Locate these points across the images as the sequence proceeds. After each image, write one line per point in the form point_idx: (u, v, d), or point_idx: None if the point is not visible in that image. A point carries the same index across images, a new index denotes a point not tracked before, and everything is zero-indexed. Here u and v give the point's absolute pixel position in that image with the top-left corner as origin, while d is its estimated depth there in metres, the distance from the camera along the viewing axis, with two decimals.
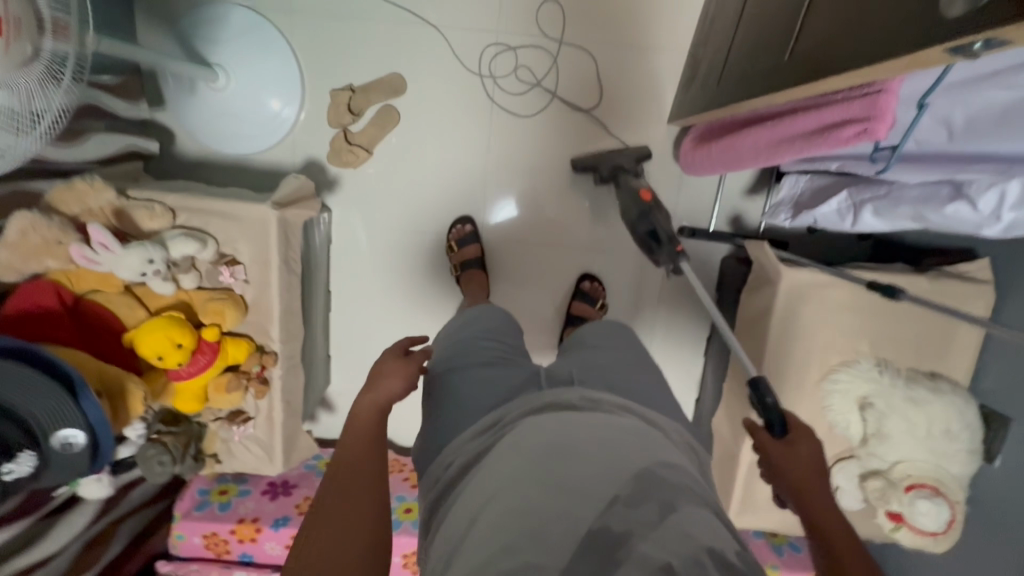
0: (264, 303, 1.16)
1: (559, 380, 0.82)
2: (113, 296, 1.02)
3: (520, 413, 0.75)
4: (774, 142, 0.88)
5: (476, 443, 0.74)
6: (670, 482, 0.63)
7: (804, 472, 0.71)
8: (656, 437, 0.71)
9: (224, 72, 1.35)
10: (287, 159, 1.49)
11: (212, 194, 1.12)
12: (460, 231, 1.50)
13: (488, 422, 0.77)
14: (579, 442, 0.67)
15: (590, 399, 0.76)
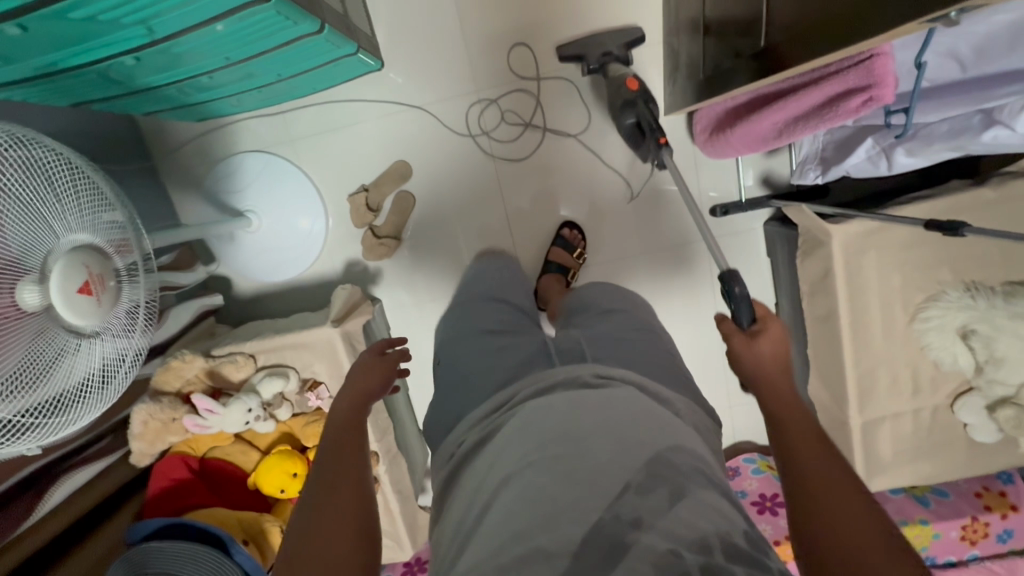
0: None
1: (571, 356, 0.88)
2: (229, 448, 1.14)
3: (526, 395, 0.80)
4: (787, 120, 0.86)
5: (484, 425, 0.81)
6: (687, 469, 0.65)
7: (772, 376, 0.74)
8: (673, 422, 0.74)
9: (255, 214, 1.49)
10: (330, 268, 1.60)
11: (280, 331, 1.23)
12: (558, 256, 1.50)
13: (497, 401, 0.83)
14: (589, 428, 0.69)
15: (598, 374, 0.81)
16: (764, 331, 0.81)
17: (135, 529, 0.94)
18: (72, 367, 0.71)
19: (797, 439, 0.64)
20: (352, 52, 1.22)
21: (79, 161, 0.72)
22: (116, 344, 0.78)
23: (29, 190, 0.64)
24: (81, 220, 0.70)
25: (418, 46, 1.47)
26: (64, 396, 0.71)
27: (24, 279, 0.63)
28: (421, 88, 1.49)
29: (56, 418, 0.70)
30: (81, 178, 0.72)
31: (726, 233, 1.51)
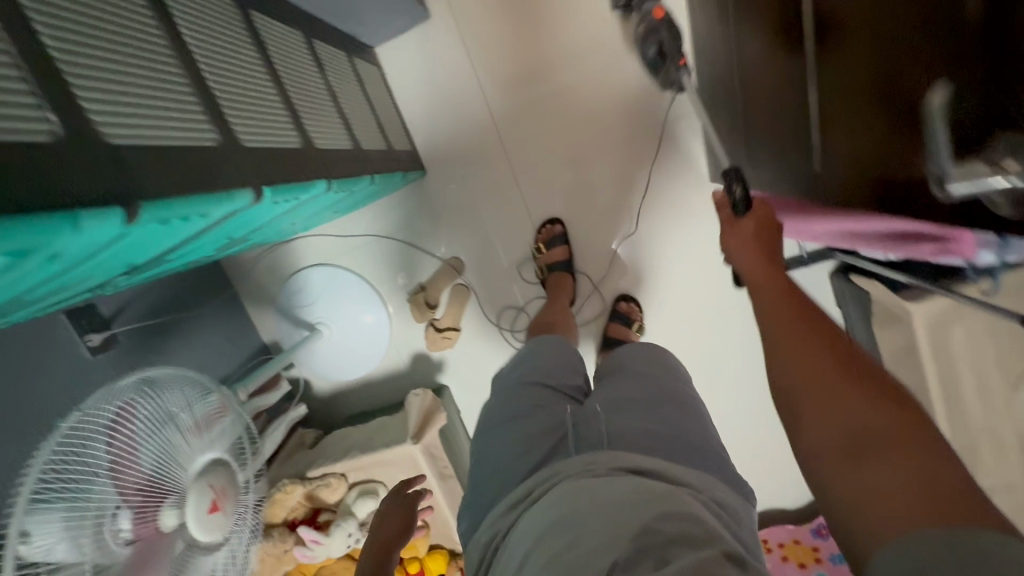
0: (440, 518, 1.31)
1: (589, 445, 0.87)
2: (334, 565, 1.23)
3: (540, 484, 0.83)
4: (843, 232, 0.84)
5: (509, 515, 0.83)
6: (670, 534, 0.66)
7: (749, 254, 0.75)
8: (680, 495, 0.75)
9: (326, 324, 1.60)
10: (399, 363, 1.69)
11: (364, 448, 1.31)
12: (550, 231, 1.53)
13: (517, 496, 0.84)
14: (584, 516, 0.71)
15: (609, 465, 0.81)
16: (748, 222, 0.80)
17: None
18: (210, 560, 0.81)
19: (829, 366, 0.55)
20: (399, 178, 1.27)
21: (202, 383, 0.85)
22: (239, 541, 0.87)
23: (163, 421, 0.76)
24: (207, 435, 0.82)
25: (460, 148, 1.57)
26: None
27: (166, 506, 0.73)
28: (466, 187, 1.58)
29: None
30: (193, 388, 0.83)
31: None
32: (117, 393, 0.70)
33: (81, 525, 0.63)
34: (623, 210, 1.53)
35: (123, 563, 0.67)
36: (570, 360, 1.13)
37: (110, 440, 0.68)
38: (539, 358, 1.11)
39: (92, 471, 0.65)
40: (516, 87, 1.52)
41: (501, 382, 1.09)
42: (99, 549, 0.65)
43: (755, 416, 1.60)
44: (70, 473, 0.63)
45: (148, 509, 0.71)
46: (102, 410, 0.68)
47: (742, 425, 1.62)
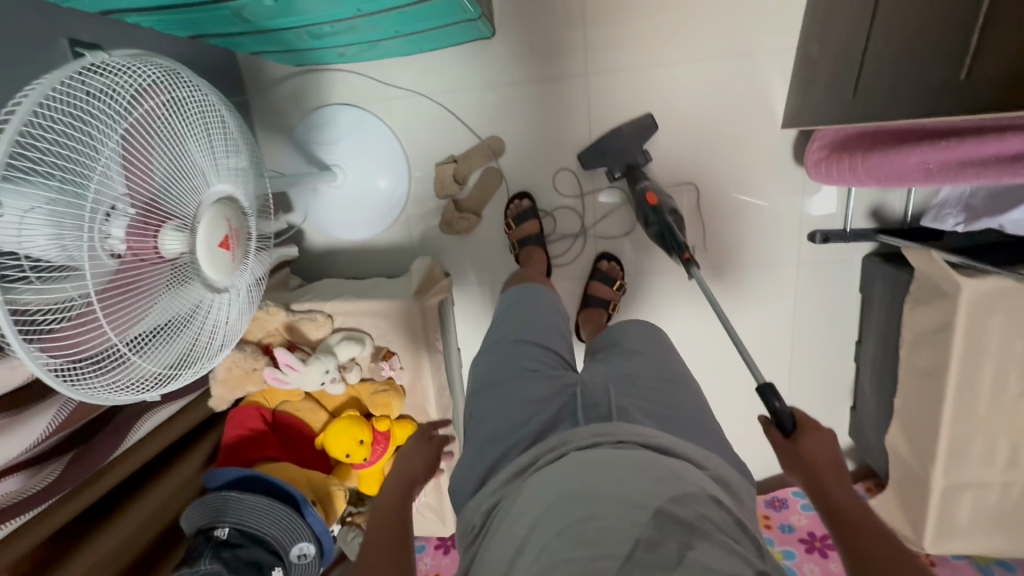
0: (419, 388, 1.23)
1: (597, 415, 0.81)
2: (300, 403, 1.14)
3: (546, 453, 0.77)
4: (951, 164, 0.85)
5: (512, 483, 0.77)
6: (688, 519, 0.64)
7: (822, 458, 0.80)
8: (688, 470, 0.72)
9: (341, 169, 1.46)
10: (403, 236, 1.57)
11: (359, 295, 1.21)
12: (520, 206, 1.48)
13: (524, 462, 0.78)
14: (586, 486, 0.67)
15: (617, 439, 0.75)
16: (803, 446, 0.82)
17: (217, 475, 0.96)
18: (211, 308, 0.72)
19: (823, 467, 0.78)
20: (474, 14, 1.14)
21: (230, 116, 0.72)
22: (240, 303, 0.78)
23: (184, 133, 0.63)
24: (224, 170, 0.70)
25: (527, 17, 1.39)
26: (185, 344, 0.70)
27: (168, 225, 0.62)
28: (528, 63, 1.42)
29: (202, 355, 0.73)
30: (212, 113, 0.69)
31: (822, 261, 1.44)
32: (131, 77, 0.58)
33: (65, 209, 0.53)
34: (679, 139, 1.41)
35: (110, 272, 0.58)
36: (560, 322, 1.08)
37: (117, 125, 0.56)
38: (529, 315, 1.06)
39: (88, 150, 0.54)
40: None
41: (498, 338, 1.03)
42: (86, 251, 0.55)
43: (741, 383, 1.59)
44: (60, 143, 0.52)
45: (147, 224, 0.60)
46: (108, 90, 0.56)
47: (728, 389, 1.60)
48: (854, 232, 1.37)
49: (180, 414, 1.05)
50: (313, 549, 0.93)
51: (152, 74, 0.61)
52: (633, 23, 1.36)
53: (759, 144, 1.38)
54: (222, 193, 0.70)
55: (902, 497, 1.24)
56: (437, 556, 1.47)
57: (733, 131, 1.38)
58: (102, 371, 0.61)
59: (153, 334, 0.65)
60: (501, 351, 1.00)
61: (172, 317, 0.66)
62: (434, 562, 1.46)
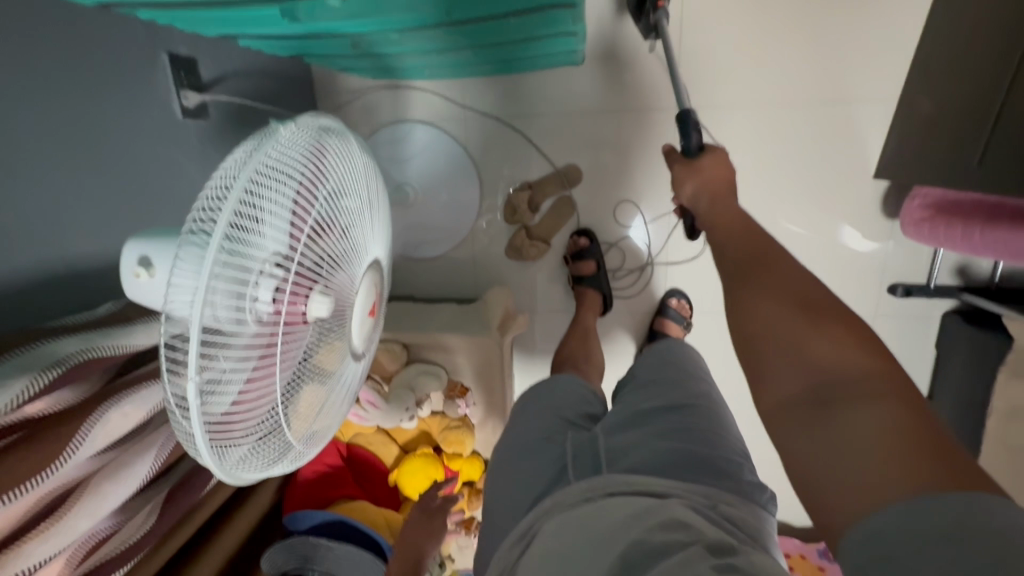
0: (491, 423, 1.20)
1: (586, 468, 0.79)
2: (372, 437, 1.12)
3: (537, 517, 0.75)
4: None
5: (512, 553, 0.73)
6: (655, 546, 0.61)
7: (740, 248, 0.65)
8: (680, 509, 0.67)
9: (412, 187, 1.41)
10: (466, 258, 1.53)
11: (436, 326, 1.17)
12: (576, 244, 1.44)
13: (522, 530, 0.75)
14: (570, 545, 0.65)
15: (605, 491, 0.73)
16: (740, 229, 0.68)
17: (301, 518, 0.93)
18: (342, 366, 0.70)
19: (756, 261, 0.61)
20: (577, 45, 1.10)
21: (372, 174, 0.71)
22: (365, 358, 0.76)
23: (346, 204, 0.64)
24: (365, 226, 0.68)
25: (616, 43, 1.33)
26: (313, 403, 0.68)
27: (314, 289, 0.60)
28: (613, 91, 1.37)
29: (328, 410, 0.72)
30: (357, 168, 0.67)
31: (898, 315, 1.40)
32: (289, 139, 0.57)
33: (230, 280, 0.52)
34: (763, 178, 1.36)
35: (266, 341, 0.56)
36: (572, 387, 1.00)
37: (282, 191, 0.55)
38: (549, 395, 0.98)
39: (267, 226, 0.54)
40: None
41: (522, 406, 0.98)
42: (238, 320, 0.53)
43: None
44: (246, 220, 0.52)
45: (297, 288, 0.58)
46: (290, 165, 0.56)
47: None
48: (939, 289, 1.33)
49: None
50: None
51: (324, 147, 0.61)
52: (725, 58, 1.30)
53: (846, 192, 1.34)
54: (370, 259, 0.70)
55: None
56: None
57: (821, 177, 1.34)
58: (245, 438, 0.59)
59: (290, 395, 0.63)
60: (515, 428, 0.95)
61: (308, 385, 0.65)
62: None
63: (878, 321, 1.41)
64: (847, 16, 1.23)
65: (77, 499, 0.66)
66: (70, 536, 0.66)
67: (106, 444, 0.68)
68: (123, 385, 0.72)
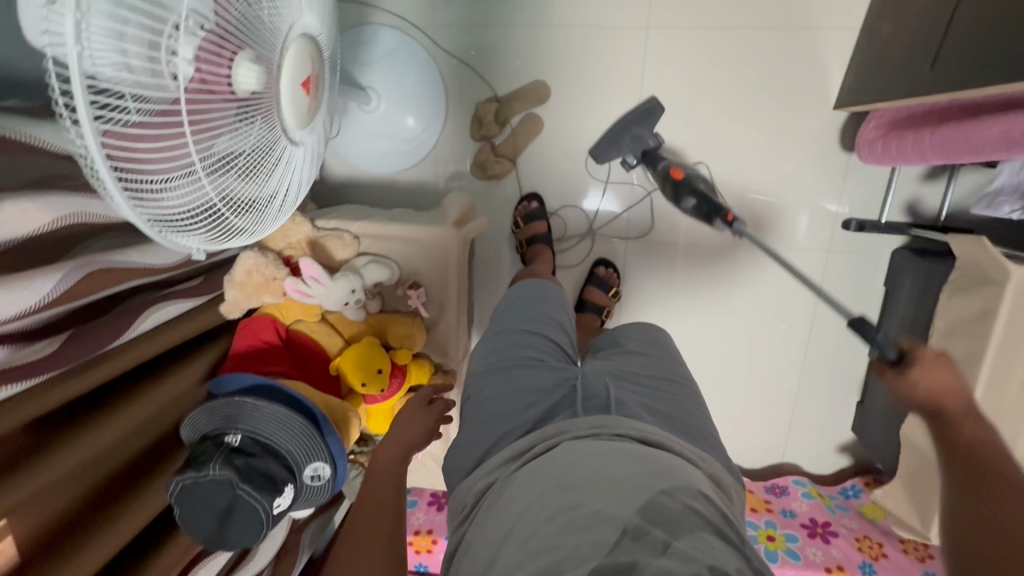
0: (444, 323, 1.17)
1: (595, 405, 0.82)
2: (316, 325, 1.05)
3: (541, 441, 0.78)
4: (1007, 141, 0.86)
5: (510, 466, 0.77)
6: (676, 512, 0.62)
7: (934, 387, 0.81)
8: (672, 459, 0.72)
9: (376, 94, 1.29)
10: (431, 177, 1.49)
11: (391, 219, 1.13)
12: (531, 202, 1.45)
13: (521, 448, 0.79)
14: (580, 474, 0.68)
15: (615, 431, 0.76)
16: (913, 376, 0.82)
17: (227, 381, 0.87)
18: (286, 162, 0.67)
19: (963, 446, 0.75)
20: None
21: None
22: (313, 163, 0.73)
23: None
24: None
25: None
26: (256, 197, 0.66)
27: (244, 53, 0.54)
28: (586, 9, 1.35)
29: (277, 208, 0.70)
30: None
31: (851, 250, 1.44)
32: None
33: (141, 18, 0.47)
34: (729, 108, 1.37)
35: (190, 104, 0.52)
36: (562, 314, 1.04)
37: None
38: (524, 306, 1.04)
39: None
40: None
41: (499, 326, 1.03)
42: (154, 68, 0.48)
43: (754, 368, 1.58)
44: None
45: (224, 47, 0.53)
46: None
47: (740, 373, 1.58)
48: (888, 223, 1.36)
49: (194, 313, 0.96)
50: (330, 471, 0.86)
51: None
52: None
53: (806, 125, 1.36)
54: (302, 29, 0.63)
55: (918, 485, 1.25)
56: (432, 511, 1.39)
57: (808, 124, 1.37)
58: (178, 213, 0.57)
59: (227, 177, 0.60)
60: (500, 337, 0.99)
61: (247, 169, 0.62)
62: (428, 521, 1.37)
63: (831, 258, 1.45)
64: None
65: None
66: None
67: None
68: (28, 187, 0.65)
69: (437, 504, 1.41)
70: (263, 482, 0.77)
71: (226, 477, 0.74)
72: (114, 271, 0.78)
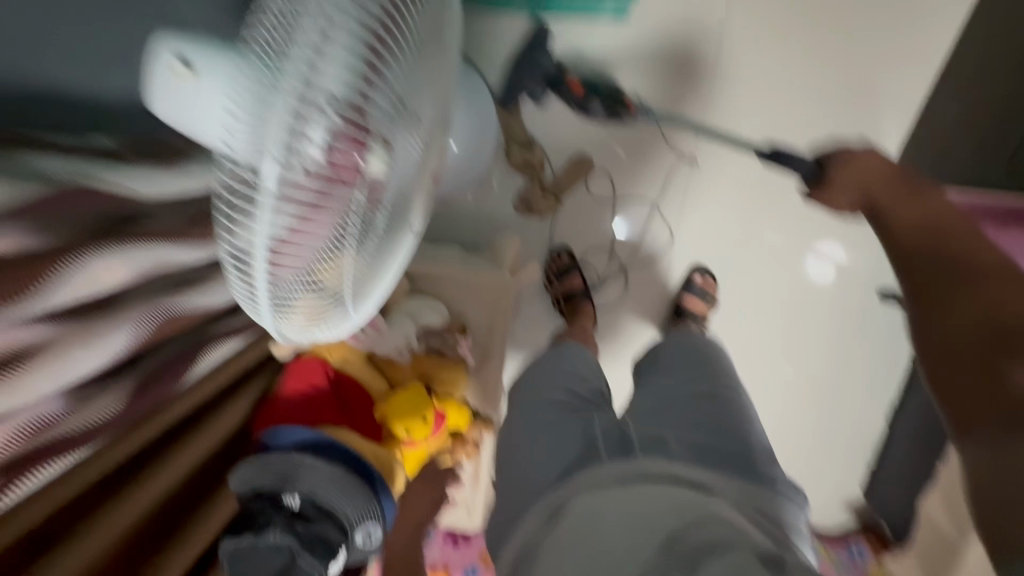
0: (488, 369, 1.15)
1: (620, 451, 0.79)
2: (362, 367, 1.03)
3: (571, 483, 0.77)
4: None
5: (537, 524, 0.77)
6: (700, 544, 0.62)
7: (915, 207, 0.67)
8: (717, 507, 0.70)
9: None
10: (472, 205, 1.46)
11: (445, 261, 1.11)
12: (558, 262, 1.45)
13: (549, 503, 0.77)
14: (610, 536, 0.67)
15: (644, 474, 0.74)
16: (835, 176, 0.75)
17: (282, 433, 0.84)
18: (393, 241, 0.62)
19: None
20: None
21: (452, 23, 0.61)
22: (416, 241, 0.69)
23: (421, 49, 0.55)
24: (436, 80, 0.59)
25: None
26: (361, 280, 0.61)
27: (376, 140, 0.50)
28: None
29: (377, 290, 0.65)
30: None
31: (884, 318, 1.46)
32: None
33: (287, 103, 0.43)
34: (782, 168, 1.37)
35: (320, 193, 0.47)
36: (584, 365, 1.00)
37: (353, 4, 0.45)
38: (558, 368, 0.98)
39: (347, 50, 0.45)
40: None
41: (520, 385, 0.98)
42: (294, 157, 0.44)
43: (773, 423, 1.58)
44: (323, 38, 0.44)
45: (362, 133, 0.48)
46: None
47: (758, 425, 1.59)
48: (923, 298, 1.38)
49: (240, 351, 0.92)
50: (381, 533, 0.84)
51: None
52: None
53: None
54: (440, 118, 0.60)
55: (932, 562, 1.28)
56: (448, 547, 1.38)
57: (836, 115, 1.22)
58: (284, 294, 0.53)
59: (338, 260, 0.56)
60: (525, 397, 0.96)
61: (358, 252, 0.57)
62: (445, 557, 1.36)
63: (863, 323, 1.46)
64: None
65: (36, 358, 0.53)
66: (23, 400, 0.52)
67: (79, 298, 0.57)
68: (107, 235, 0.60)
69: (453, 540, 1.40)
70: (320, 549, 0.74)
71: (286, 544, 0.72)
72: (176, 315, 0.73)
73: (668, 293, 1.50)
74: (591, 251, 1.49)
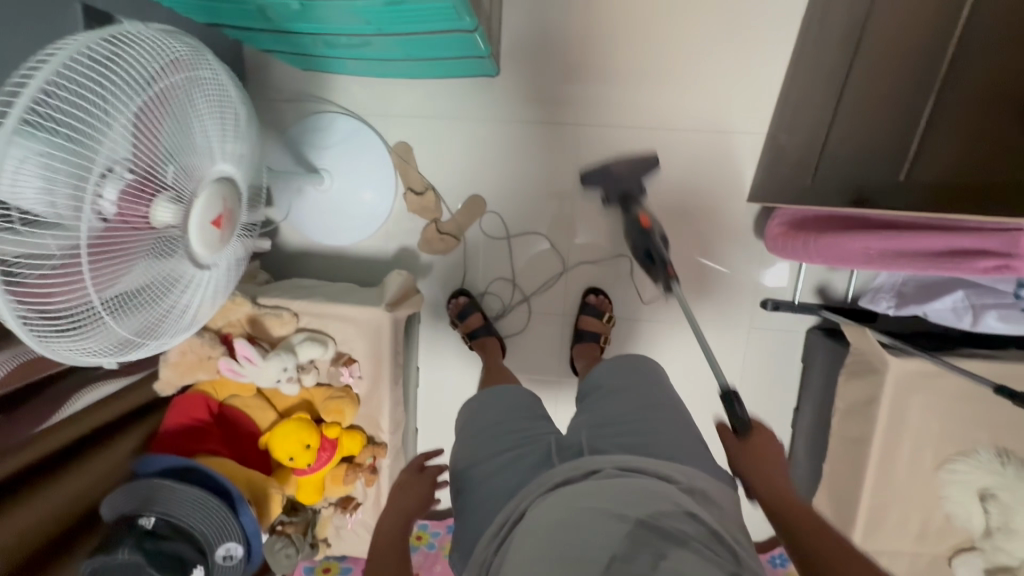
0: (376, 397, 1.22)
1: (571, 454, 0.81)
2: (248, 399, 1.12)
3: (523, 494, 0.76)
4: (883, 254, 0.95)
5: (492, 539, 0.75)
6: (664, 531, 0.66)
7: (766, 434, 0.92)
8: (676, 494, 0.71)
9: (329, 174, 1.47)
10: (379, 249, 1.59)
11: (330, 298, 1.21)
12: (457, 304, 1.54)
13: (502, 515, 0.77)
14: (569, 532, 0.67)
15: (593, 469, 0.75)
16: None
17: (151, 461, 0.93)
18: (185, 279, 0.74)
19: None
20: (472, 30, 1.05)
21: (240, 106, 0.76)
22: (218, 280, 0.82)
23: (201, 123, 0.69)
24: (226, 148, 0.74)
25: (531, 66, 1.47)
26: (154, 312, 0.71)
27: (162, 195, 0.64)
28: (526, 106, 1.49)
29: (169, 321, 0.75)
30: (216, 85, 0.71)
31: (772, 328, 1.55)
32: (156, 49, 0.62)
33: (64, 166, 0.54)
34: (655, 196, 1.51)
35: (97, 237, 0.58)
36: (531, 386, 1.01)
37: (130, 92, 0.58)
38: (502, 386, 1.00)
39: (101, 115, 0.56)
40: (614, 33, 1.43)
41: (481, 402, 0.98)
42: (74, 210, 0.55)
43: None
44: (76, 104, 0.54)
45: (143, 191, 0.62)
46: (138, 69, 0.59)
47: None
48: (799, 304, 1.47)
49: (122, 391, 1.01)
50: (242, 552, 0.90)
51: (184, 62, 0.65)
52: (625, 88, 1.45)
53: (725, 214, 1.50)
54: (220, 173, 0.73)
55: None
56: None
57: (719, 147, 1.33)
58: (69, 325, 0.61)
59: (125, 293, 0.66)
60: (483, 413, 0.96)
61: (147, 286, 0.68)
62: None
63: (752, 334, 1.55)
64: (728, 62, 1.42)
65: None
66: None
67: None
68: None
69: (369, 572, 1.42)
70: (171, 565, 0.80)
71: (134, 561, 0.78)
72: (50, 356, 0.83)
73: (569, 317, 1.59)
74: (493, 282, 1.60)
